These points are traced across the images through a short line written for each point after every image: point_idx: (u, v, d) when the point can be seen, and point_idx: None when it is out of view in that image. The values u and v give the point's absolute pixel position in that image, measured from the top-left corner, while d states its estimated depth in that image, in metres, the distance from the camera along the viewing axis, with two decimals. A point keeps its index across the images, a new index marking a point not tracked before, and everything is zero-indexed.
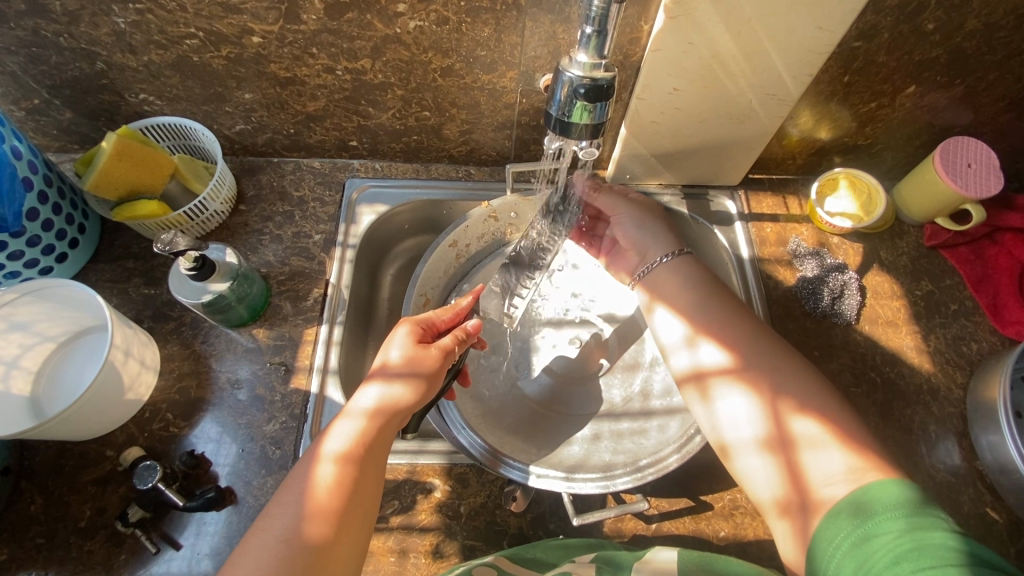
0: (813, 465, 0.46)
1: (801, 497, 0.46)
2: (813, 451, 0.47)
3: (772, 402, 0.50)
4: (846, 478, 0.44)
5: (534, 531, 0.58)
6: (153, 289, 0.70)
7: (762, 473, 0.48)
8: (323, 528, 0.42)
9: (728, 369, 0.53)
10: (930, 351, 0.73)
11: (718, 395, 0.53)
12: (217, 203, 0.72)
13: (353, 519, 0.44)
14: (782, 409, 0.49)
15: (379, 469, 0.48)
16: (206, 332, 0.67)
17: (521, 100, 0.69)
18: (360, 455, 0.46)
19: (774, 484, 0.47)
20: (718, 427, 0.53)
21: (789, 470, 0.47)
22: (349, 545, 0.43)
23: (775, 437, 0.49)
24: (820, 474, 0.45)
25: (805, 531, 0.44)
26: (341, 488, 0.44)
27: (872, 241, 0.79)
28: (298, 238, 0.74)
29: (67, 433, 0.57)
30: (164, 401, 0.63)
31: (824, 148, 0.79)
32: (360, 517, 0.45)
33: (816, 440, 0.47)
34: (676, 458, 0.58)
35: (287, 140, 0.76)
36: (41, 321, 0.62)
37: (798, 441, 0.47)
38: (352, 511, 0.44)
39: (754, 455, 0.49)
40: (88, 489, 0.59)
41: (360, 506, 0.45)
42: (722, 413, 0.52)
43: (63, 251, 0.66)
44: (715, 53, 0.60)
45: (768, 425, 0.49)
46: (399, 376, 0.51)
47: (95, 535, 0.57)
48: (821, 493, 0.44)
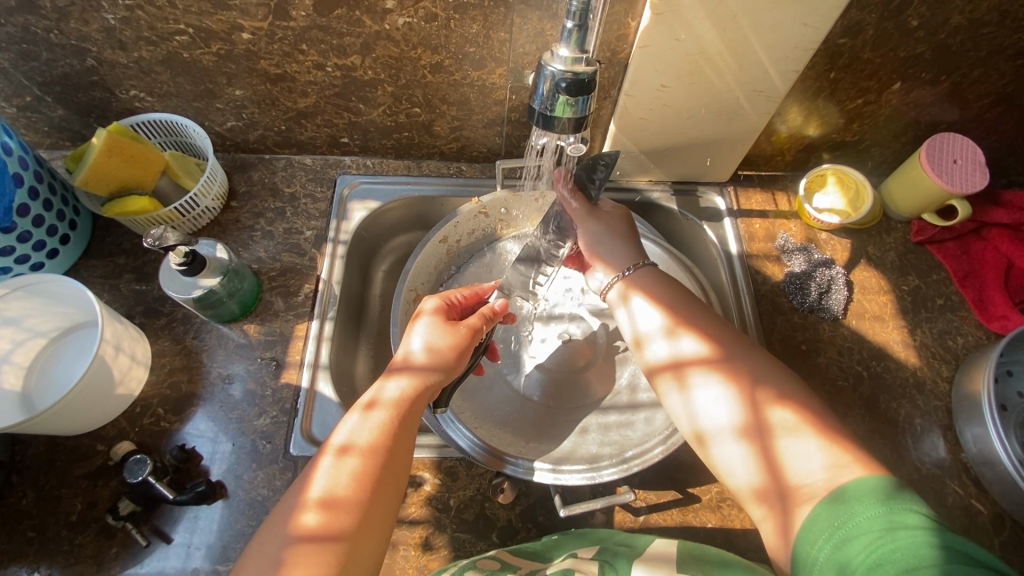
0: (791, 453, 0.46)
1: (778, 484, 0.46)
2: (789, 438, 0.47)
3: (747, 391, 0.50)
4: (823, 465, 0.44)
5: (522, 524, 0.59)
6: (144, 285, 0.70)
7: (739, 461, 0.49)
8: (342, 520, 0.42)
9: (705, 359, 0.53)
10: (916, 345, 0.73)
11: (696, 384, 0.53)
12: (208, 199, 0.72)
13: (374, 508, 0.44)
14: (757, 398, 0.50)
15: (404, 459, 0.47)
16: (197, 328, 0.68)
17: (510, 96, 0.70)
18: (377, 445, 0.46)
19: (752, 472, 0.48)
20: (695, 415, 0.53)
21: (766, 459, 0.47)
22: (373, 535, 0.43)
23: (749, 425, 0.49)
24: (796, 461, 0.46)
25: (785, 517, 0.44)
26: (350, 483, 0.44)
27: (859, 237, 0.80)
28: (290, 234, 0.75)
29: (58, 428, 0.57)
30: (155, 396, 0.64)
31: (812, 145, 0.79)
32: (382, 506, 0.44)
33: (792, 427, 0.47)
34: (662, 449, 0.58)
35: (279, 137, 0.77)
36: (32, 316, 0.62)
37: (775, 429, 0.48)
38: (373, 502, 0.44)
39: (731, 443, 0.49)
40: (80, 484, 0.59)
41: (381, 496, 0.44)
42: (700, 402, 0.52)
43: (54, 247, 0.67)
44: (701, 49, 0.61)
45: (745, 414, 0.50)
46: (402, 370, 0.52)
47: (87, 529, 0.57)
48: (797, 480, 0.45)
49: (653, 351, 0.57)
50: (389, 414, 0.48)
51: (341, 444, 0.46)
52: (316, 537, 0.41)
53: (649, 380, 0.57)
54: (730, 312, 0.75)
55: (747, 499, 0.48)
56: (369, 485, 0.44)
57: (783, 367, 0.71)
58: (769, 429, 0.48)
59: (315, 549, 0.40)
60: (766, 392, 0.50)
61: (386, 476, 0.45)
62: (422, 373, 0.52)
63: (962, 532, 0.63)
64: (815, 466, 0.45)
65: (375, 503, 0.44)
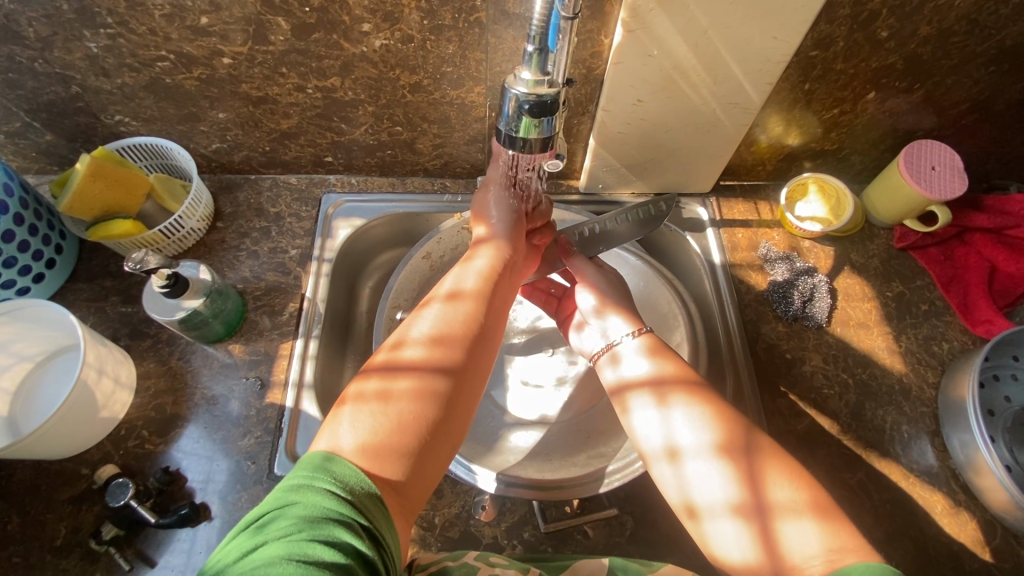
0: (772, 476, 0.47)
1: (754, 498, 0.46)
2: (765, 455, 0.48)
3: (720, 411, 0.51)
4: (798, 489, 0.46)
5: (508, 541, 0.58)
6: (130, 306, 0.70)
7: (718, 479, 0.48)
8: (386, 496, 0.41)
9: (678, 381, 0.54)
10: (901, 351, 0.73)
11: (670, 402, 0.52)
12: (193, 221, 0.73)
13: (426, 462, 0.44)
14: (729, 419, 0.50)
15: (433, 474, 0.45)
16: (183, 349, 0.68)
17: (490, 113, 0.70)
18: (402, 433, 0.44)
19: (728, 487, 0.47)
20: (670, 432, 0.51)
21: (746, 477, 0.47)
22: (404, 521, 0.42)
23: (727, 441, 0.49)
24: (773, 476, 0.47)
25: (765, 532, 0.45)
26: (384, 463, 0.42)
27: (843, 244, 0.80)
28: (275, 254, 0.75)
29: (41, 452, 0.57)
30: (140, 418, 0.64)
31: (793, 154, 0.80)
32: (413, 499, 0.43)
33: (767, 449, 0.49)
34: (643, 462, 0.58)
35: (263, 157, 0.78)
36: (16, 341, 0.62)
37: (752, 447, 0.48)
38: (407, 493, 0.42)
39: (705, 461, 0.49)
40: (64, 508, 0.59)
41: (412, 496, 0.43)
42: (679, 417, 0.51)
43: (39, 272, 0.67)
44: (675, 65, 0.62)
45: (724, 432, 0.49)
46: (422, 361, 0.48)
47: (71, 554, 0.57)
48: (771, 494, 0.46)
49: (636, 369, 0.57)
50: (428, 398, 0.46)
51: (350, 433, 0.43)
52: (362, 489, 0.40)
53: (622, 398, 0.56)
54: (713, 322, 0.75)
55: (710, 517, 0.47)
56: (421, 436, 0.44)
57: (769, 377, 0.71)
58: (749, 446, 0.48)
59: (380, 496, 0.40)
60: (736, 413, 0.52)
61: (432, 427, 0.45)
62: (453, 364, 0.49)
63: (952, 539, 0.63)
64: (795, 487, 0.46)
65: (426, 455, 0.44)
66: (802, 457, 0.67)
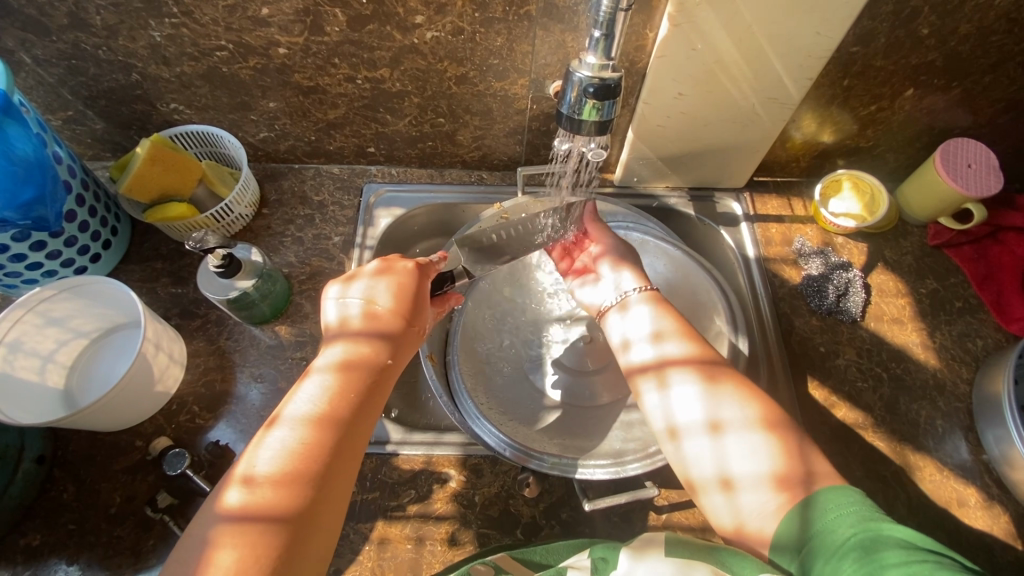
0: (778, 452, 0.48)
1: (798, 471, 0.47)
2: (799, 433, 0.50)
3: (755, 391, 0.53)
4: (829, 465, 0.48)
5: (547, 521, 0.60)
6: (180, 288, 0.73)
7: (767, 450, 0.49)
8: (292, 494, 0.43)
9: (712, 361, 0.56)
10: (936, 347, 0.74)
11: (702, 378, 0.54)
12: (241, 206, 0.75)
13: (351, 436, 0.47)
14: (761, 398, 0.52)
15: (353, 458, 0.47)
16: (230, 329, 0.70)
17: (532, 106, 0.72)
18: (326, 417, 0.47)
19: (770, 459, 0.48)
20: (710, 407, 0.52)
21: (789, 451, 0.48)
22: (325, 515, 0.44)
23: (767, 418, 0.51)
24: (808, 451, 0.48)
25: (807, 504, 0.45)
26: (303, 455, 0.45)
27: (876, 240, 0.81)
28: (318, 240, 0.77)
29: (100, 422, 0.59)
30: (190, 394, 0.66)
31: (827, 151, 0.81)
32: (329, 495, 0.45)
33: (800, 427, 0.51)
34: None
35: (308, 147, 0.80)
36: (75, 317, 0.65)
37: (788, 424, 0.50)
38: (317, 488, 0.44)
39: (749, 434, 0.50)
40: (119, 477, 0.61)
41: (331, 485, 0.45)
42: (723, 391, 0.53)
43: (97, 252, 0.70)
44: (717, 59, 0.63)
45: (765, 410, 0.51)
46: (359, 333, 0.53)
47: (125, 522, 0.59)
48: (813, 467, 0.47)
49: (674, 349, 0.57)
50: (344, 380, 0.50)
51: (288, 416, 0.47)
52: (247, 514, 0.42)
53: (661, 372, 0.56)
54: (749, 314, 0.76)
55: (746, 488, 0.48)
56: (321, 461, 0.45)
57: (803, 369, 0.72)
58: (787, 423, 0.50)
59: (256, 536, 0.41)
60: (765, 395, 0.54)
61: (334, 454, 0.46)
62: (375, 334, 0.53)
63: (988, 533, 0.63)
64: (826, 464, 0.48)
65: (332, 471, 0.45)
66: (836, 449, 0.68)
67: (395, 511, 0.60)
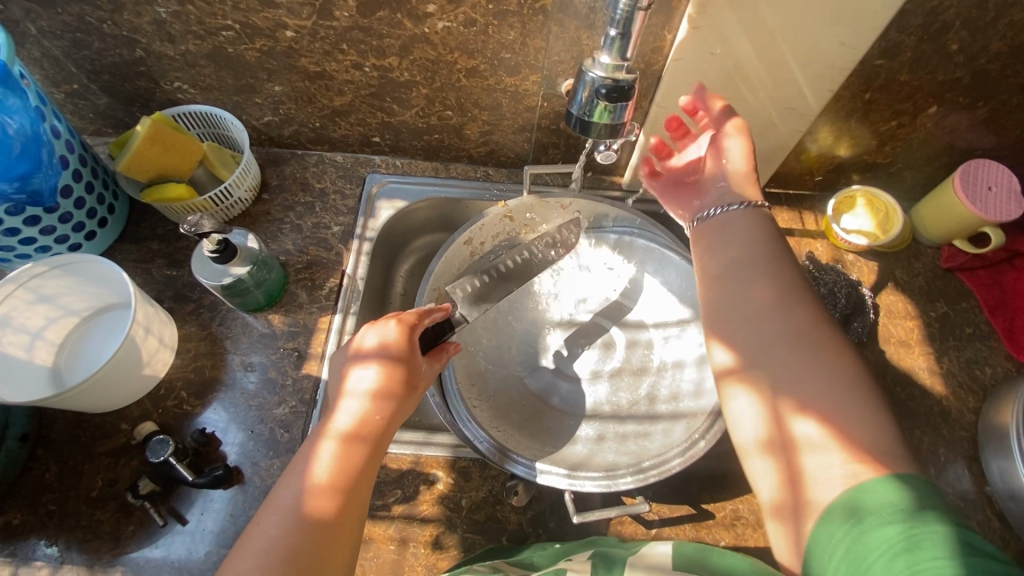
0: (813, 466, 0.46)
1: (795, 498, 0.46)
2: (813, 453, 0.46)
3: (772, 402, 0.49)
4: (844, 476, 0.44)
5: (533, 529, 0.59)
6: (175, 270, 0.72)
7: (830, 474, 0.44)
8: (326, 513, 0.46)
9: (733, 370, 0.53)
10: (942, 373, 0.72)
11: (726, 395, 0.53)
12: (241, 190, 0.74)
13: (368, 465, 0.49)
14: (783, 409, 0.49)
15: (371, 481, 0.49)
16: (223, 315, 0.69)
17: (542, 103, 0.70)
18: (358, 435, 0.49)
19: (773, 487, 0.48)
20: (732, 424, 0.52)
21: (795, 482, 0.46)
22: (350, 526, 0.46)
23: (774, 439, 0.49)
24: (819, 473, 0.45)
25: (798, 533, 0.45)
26: (342, 469, 0.48)
27: (887, 260, 0.79)
28: (318, 229, 0.76)
29: (84, 404, 0.58)
30: (179, 379, 0.65)
31: (842, 165, 0.79)
32: (357, 507, 0.47)
33: (817, 443, 0.46)
34: (680, 461, 0.57)
35: (312, 133, 0.78)
36: (66, 295, 0.64)
37: (798, 446, 0.47)
38: (349, 506, 0.47)
39: (755, 459, 0.50)
40: (102, 460, 0.60)
41: (355, 502, 0.47)
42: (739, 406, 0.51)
43: (92, 229, 0.68)
44: (736, 65, 0.61)
45: (768, 429, 0.49)
46: (369, 355, 0.53)
47: (107, 505, 0.58)
48: (815, 493, 0.45)
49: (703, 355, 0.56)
50: (370, 403, 0.51)
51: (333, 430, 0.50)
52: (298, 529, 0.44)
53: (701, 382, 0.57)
54: None
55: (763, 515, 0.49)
56: (351, 478, 0.48)
57: None
58: (791, 447, 0.47)
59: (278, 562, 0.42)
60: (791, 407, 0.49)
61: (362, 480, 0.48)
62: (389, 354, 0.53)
63: None
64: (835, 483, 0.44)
65: (358, 493, 0.48)
66: None
67: (380, 511, 0.58)
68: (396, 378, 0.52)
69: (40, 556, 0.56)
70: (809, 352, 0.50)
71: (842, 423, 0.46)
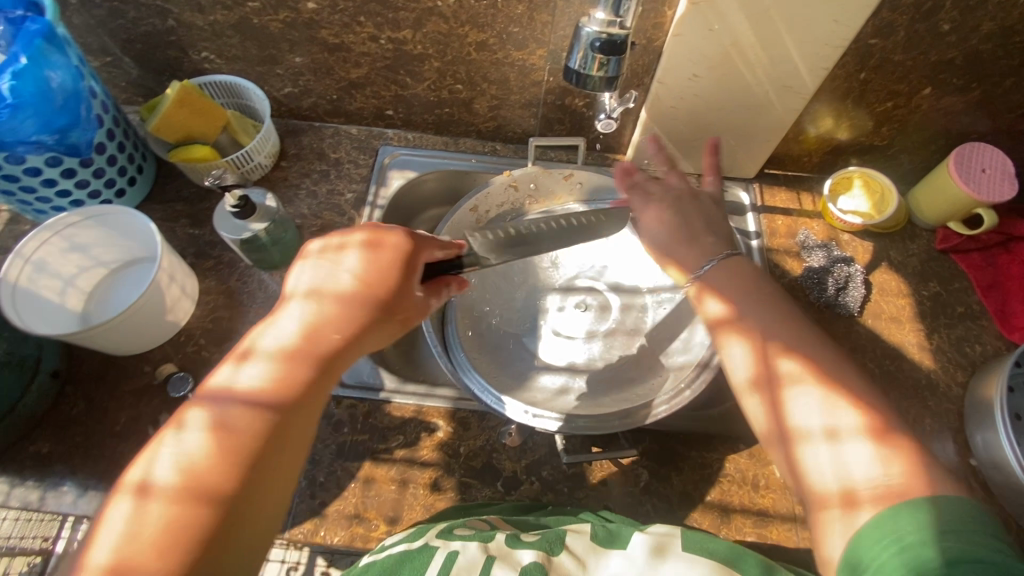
0: (798, 404, 0.48)
1: (779, 426, 0.49)
2: (797, 394, 0.48)
3: (761, 344, 0.52)
4: (826, 416, 0.46)
5: (527, 476, 0.62)
6: (197, 229, 0.76)
7: (794, 410, 0.48)
8: (213, 473, 0.39)
9: (723, 318, 0.55)
10: (932, 349, 0.74)
11: (724, 343, 0.55)
12: (261, 156, 0.78)
13: (295, 414, 0.43)
14: (771, 351, 0.51)
15: (297, 433, 0.43)
16: (241, 272, 0.73)
17: (548, 78, 0.74)
18: (291, 363, 0.44)
19: (763, 417, 0.50)
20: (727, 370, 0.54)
21: (792, 434, 0.47)
22: (263, 481, 0.41)
23: (762, 377, 0.51)
24: (802, 410, 0.47)
25: (790, 457, 0.47)
26: (252, 419, 0.42)
27: (882, 240, 0.81)
28: (332, 195, 0.80)
29: (112, 344, 0.63)
30: (198, 328, 0.69)
31: (840, 147, 0.81)
32: (276, 461, 0.42)
33: (800, 376, 0.48)
34: (665, 408, 0.60)
35: (329, 105, 0.83)
36: (97, 246, 0.68)
37: (783, 379, 0.49)
38: (256, 465, 0.41)
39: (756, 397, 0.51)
40: (126, 398, 0.64)
41: (278, 451, 0.42)
42: (730, 355, 0.54)
43: (122, 187, 0.73)
44: (734, 41, 0.64)
45: (756, 365, 0.51)
46: (353, 275, 0.50)
47: (129, 439, 0.62)
48: (795, 420, 0.47)
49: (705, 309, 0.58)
50: (330, 309, 0.47)
51: (258, 350, 0.45)
52: (184, 485, 0.38)
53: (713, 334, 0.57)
54: None
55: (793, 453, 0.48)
56: (268, 420, 0.42)
57: None
58: (778, 380, 0.49)
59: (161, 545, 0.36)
60: (784, 347, 0.51)
61: (290, 422, 0.43)
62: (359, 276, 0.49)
63: None
64: (821, 413, 0.46)
65: (275, 438, 0.42)
66: None
67: (382, 454, 0.62)
68: (373, 290, 0.49)
69: (66, 483, 0.60)
70: (767, 300, 0.55)
71: (822, 368, 0.48)
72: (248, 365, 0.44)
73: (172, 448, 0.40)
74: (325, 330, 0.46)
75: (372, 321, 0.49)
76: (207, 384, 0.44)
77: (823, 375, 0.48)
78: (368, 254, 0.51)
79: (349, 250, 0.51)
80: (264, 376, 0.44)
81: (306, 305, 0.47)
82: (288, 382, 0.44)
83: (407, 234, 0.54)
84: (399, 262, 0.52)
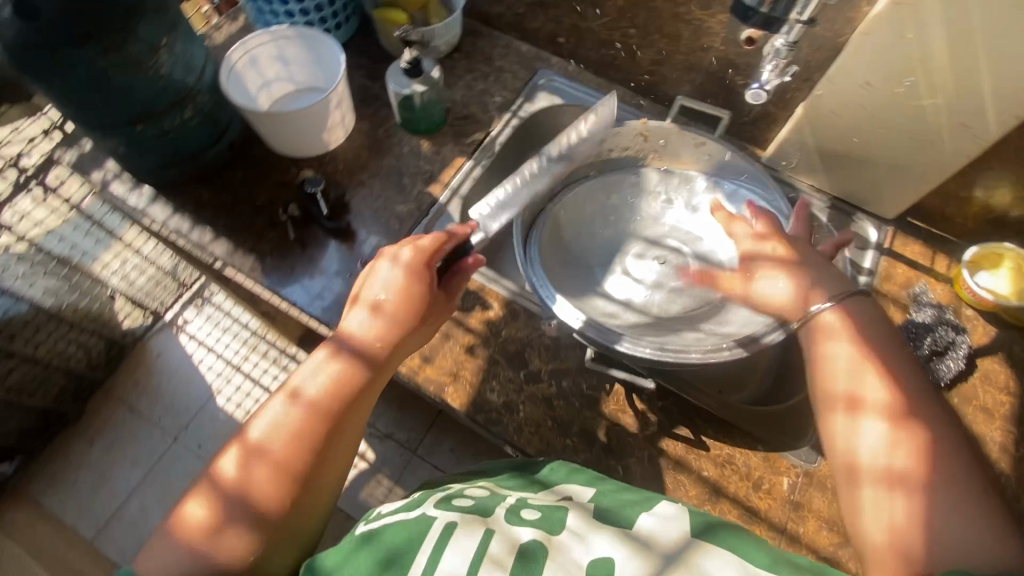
0: (844, 375, 0.49)
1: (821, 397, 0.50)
2: (843, 370, 0.50)
3: (812, 322, 0.54)
4: (870, 392, 0.47)
5: (549, 378, 0.67)
6: (369, 81, 0.88)
7: (839, 376, 0.50)
8: (263, 476, 0.49)
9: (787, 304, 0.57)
10: (1015, 455, 0.66)
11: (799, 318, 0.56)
12: (441, 41, 0.88)
13: (335, 440, 0.52)
14: (816, 330, 0.53)
15: (351, 427, 0.55)
16: (389, 127, 0.84)
17: (719, 46, 0.75)
18: (327, 405, 0.52)
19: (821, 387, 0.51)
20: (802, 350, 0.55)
21: (844, 399, 0.49)
22: (345, 428, 0.53)
23: (817, 346, 0.52)
24: (846, 379, 0.49)
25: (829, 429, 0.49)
26: (307, 418, 0.52)
27: (1010, 331, 0.73)
28: (483, 94, 0.88)
29: (278, 139, 0.76)
30: (341, 155, 0.81)
31: (1002, 219, 0.74)
32: (328, 460, 0.52)
33: (842, 349, 0.51)
34: (699, 355, 0.61)
35: (512, 18, 0.91)
36: (296, 65, 0.82)
37: (827, 356, 0.51)
38: (308, 472, 0.50)
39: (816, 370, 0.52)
40: (271, 185, 0.78)
41: (332, 447, 0.52)
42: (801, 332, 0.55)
43: (329, 26, 0.87)
44: (924, 57, 0.61)
45: (807, 336, 0.54)
46: (379, 320, 0.57)
47: (262, 214, 0.76)
48: (836, 387, 0.49)
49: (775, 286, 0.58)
50: (383, 319, 0.57)
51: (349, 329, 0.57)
52: (241, 485, 0.48)
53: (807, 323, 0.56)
54: None
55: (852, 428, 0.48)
56: (309, 443, 0.51)
57: None
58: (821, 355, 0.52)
59: (219, 533, 0.46)
60: (838, 332, 0.52)
61: (349, 410, 0.54)
62: (401, 300, 0.57)
63: None
64: (867, 387, 0.48)
65: (323, 448, 0.51)
66: None
67: None
68: (415, 297, 0.58)
69: (210, 226, 0.75)
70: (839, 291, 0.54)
71: (865, 344, 0.50)
72: (307, 386, 0.54)
73: (234, 462, 0.50)
74: (384, 338, 0.57)
75: (414, 327, 0.58)
76: (245, 435, 0.52)
77: (871, 357, 0.49)
78: (394, 277, 0.58)
79: (393, 270, 0.59)
80: (267, 435, 0.51)
81: (370, 317, 0.57)
82: (324, 404, 0.53)
83: (431, 247, 0.60)
84: (424, 265, 0.59)
